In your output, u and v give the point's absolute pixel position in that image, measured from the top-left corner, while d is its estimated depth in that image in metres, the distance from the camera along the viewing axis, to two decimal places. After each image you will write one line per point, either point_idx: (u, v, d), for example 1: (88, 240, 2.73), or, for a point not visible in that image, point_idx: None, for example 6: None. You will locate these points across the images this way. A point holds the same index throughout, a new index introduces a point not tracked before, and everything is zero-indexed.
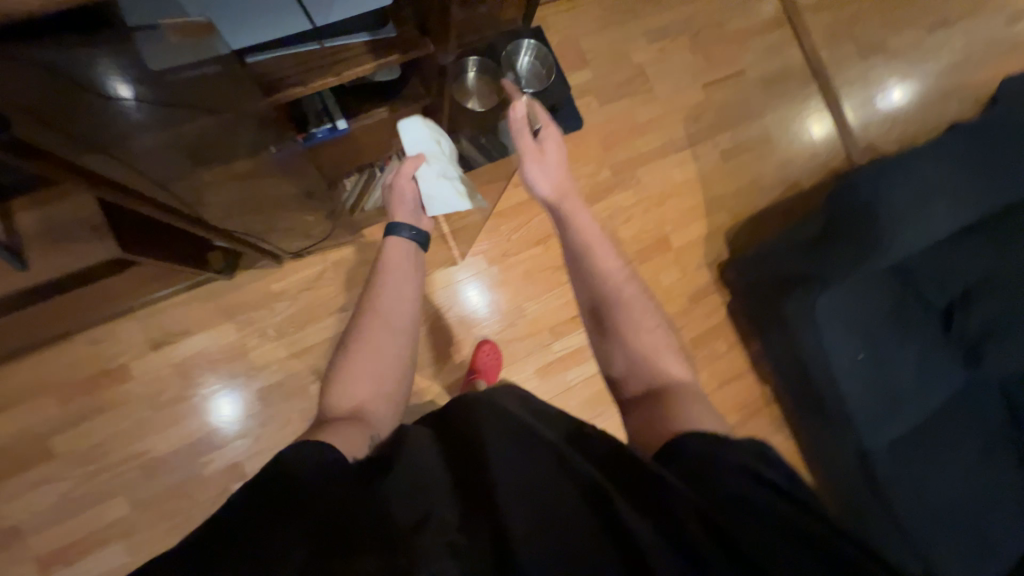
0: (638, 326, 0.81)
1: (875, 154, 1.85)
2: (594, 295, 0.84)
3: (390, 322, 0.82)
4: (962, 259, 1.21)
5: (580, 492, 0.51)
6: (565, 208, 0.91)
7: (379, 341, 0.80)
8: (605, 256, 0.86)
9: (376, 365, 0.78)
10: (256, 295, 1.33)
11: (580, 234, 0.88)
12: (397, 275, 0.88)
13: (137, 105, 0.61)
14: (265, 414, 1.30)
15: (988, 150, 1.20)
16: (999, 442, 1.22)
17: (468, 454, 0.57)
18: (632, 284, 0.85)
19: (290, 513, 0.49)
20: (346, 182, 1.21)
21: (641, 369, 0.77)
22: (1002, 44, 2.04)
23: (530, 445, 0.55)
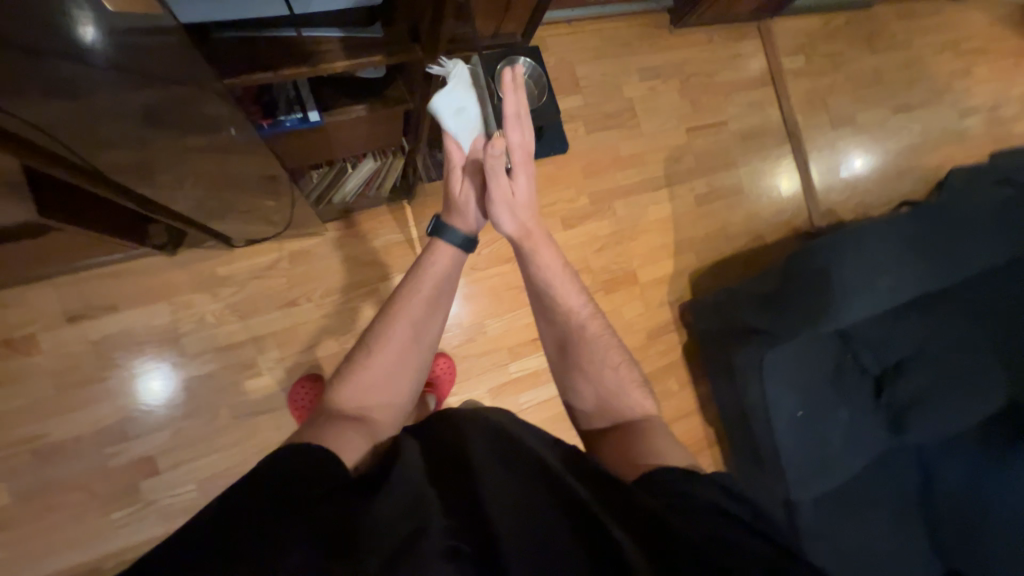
0: (602, 364, 0.80)
1: (833, 218, 1.97)
2: (560, 330, 0.83)
3: (417, 331, 0.78)
4: (898, 332, 1.30)
5: (568, 503, 0.52)
6: (528, 246, 0.84)
7: (402, 350, 0.76)
8: (570, 293, 0.84)
9: (390, 373, 0.75)
10: (199, 278, 1.24)
11: (541, 273, 0.84)
12: (433, 286, 0.82)
13: (96, 51, 0.51)
14: (191, 406, 1.21)
15: (932, 232, 1.28)
16: (909, 505, 1.31)
17: (456, 470, 0.57)
18: (599, 319, 0.83)
19: (260, 522, 0.46)
20: (312, 176, 1.12)
21: (603, 409, 0.77)
22: (953, 134, 2.23)
23: (517, 463, 0.57)
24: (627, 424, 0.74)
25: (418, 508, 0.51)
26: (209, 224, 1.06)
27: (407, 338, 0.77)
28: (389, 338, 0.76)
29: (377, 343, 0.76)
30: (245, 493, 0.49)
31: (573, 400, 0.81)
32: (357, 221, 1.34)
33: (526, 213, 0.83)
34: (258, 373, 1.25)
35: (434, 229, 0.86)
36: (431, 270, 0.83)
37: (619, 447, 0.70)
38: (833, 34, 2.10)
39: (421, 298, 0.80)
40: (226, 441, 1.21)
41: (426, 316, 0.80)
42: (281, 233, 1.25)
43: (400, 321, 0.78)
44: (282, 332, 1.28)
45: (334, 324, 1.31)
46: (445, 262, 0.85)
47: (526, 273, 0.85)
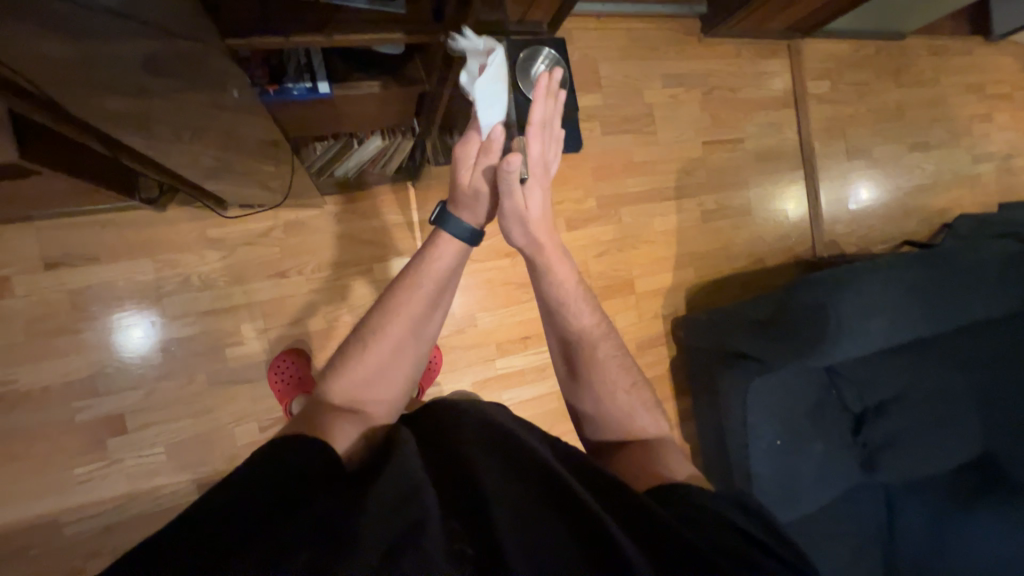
0: (613, 385, 0.75)
1: (835, 249, 1.96)
2: (568, 345, 0.78)
3: (415, 324, 0.73)
4: (888, 375, 1.30)
5: (568, 498, 0.52)
6: (540, 262, 0.76)
7: (399, 343, 0.71)
8: (582, 308, 0.78)
9: (388, 364, 0.71)
10: (188, 238, 1.20)
11: (554, 290, 0.77)
12: (435, 277, 0.74)
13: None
14: (167, 367, 1.18)
15: (937, 278, 1.27)
16: (873, 543, 1.33)
17: (456, 473, 0.56)
18: (611, 338, 0.79)
19: (255, 521, 0.44)
20: (315, 146, 1.05)
21: (609, 427, 0.74)
22: (964, 179, 2.23)
23: (512, 462, 0.57)
24: (634, 445, 0.71)
25: (413, 499, 0.50)
26: (202, 183, 1.01)
27: (405, 329, 0.72)
28: (385, 329, 0.71)
29: (373, 335, 0.71)
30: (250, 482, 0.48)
31: (580, 413, 0.77)
32: (358, 198, 1.30)
33: (541, 228, 0.73)
34: (239, 342, 1.23)
35: (438, 216, 0.74)
36: (434, 263, 0.74)
37: (623, 469, 0.67)
38: (861, 63, 2.06)
39: (421, 291, 0.73)
40: (199, 407, 1.19)
41: (426, 310, 0.73)
42: (279, 205, 1.20)
43: (397, 312, 0.72)
44: (269, 302, 1.25)
45: (323, 300, 1.29)
46: (450, 252, 0.74)
47: (536, 286, 0.78)
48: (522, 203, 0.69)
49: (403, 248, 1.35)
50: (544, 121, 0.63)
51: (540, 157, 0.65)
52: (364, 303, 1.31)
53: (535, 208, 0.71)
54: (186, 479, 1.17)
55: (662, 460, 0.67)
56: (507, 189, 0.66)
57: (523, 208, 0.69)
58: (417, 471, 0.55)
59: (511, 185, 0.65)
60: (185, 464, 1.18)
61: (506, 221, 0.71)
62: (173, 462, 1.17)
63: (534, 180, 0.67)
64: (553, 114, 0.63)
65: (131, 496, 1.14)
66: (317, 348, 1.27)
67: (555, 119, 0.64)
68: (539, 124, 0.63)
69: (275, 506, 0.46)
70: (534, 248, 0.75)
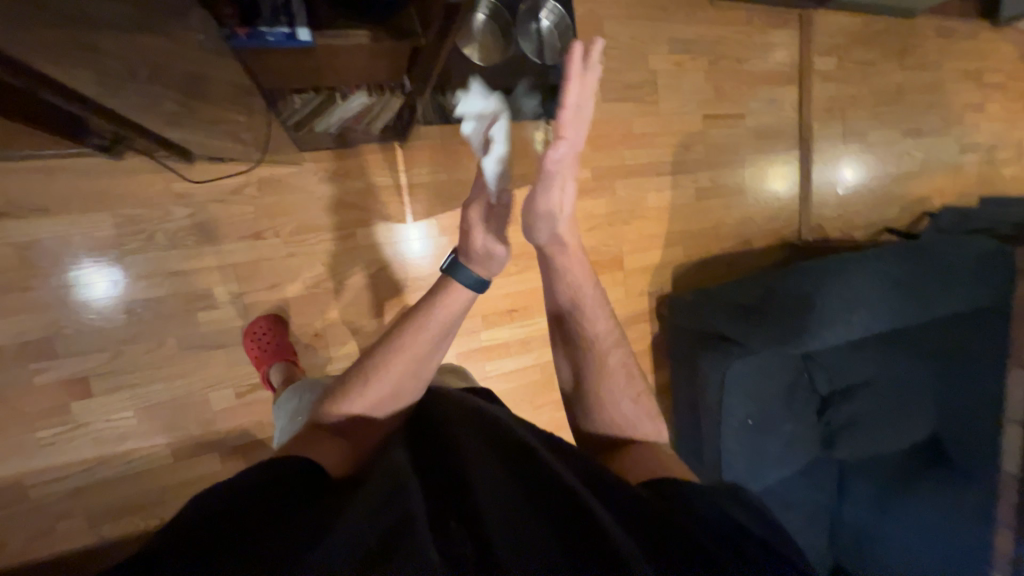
0: (620, 395, 0.73)
1: (820, 234, 1.98)
2: (577, 352, 0.75)
3: (415, 360, 0.68)
4: (858, 363, 1.36)
5: (553, 482, 0.51)
6: (558, 261, 0.69)
7: (398, 373, 0.68)
8: (598, 317, 0.74)
9: (386, 394, 0.68)
10: (151, 191, 1.10)
11: (570, 295, 0.72)
12: (440, 323, 0.69)
13: None
14: (133, 331, 1.12)
15: (919, 274, 1.31)
16: (820, 514, 1.44)
17: (446, 466, 0.56)
18: (623, 347, 0.75)
19: (248, 528, 0.45)
20: (294, 100, 0.95)
21: (608, 430, 0.73)
22: (950, 168, 2.25)
23: (497, 448, 0.58)
24: (629, 448, 0.70)
25: (395, 497, 0.49)
26: (163, 132, 0.92)
27: (404, 364, 0.68)
28: (386, 364, 0.68)
29: (374, 366, 0.68)
30: (245, 488, 0.51)
31: (580, 415, 0.76)
32: (340, 157, 1.22)
33: (566, 225, 0.65)
34: (212, 305, 1.17)
35: (447, 269, 0.68)
36: (439, 311, 0.68)
37: (623, 465, 0.67)
38: (870, 41, 1.99)
39: (428, 329, 0.68)
40: (170, 372, 1.15)
41: (430, 345, 0.69)
42: (256, 161, 1.14)
43: (400, 348, 0.68)
44: (243, 264, 1.18)
45: (301, 264, 1.22)
46: (457, 301, 0.69)
47: (551, 288, 0.73)
48: (557, 202, 0.60)
49: (387, 213, 1.29)
50: (579, 105, 0.51)
51: (576, 146, 0.54)
52: (345, 269, 1.26)
53: (567, 204, 0.62)
54: (159, 444, 1.15)
55: (663, 461, 0.66)
56: (546, 186, 0.57)
57: (557, 209, 0.61)
58: (404, 464, 0.56)
59: (551, 187, 0.57)
60: (157, 429, 1.14)
61: (534, 222, 0.63)
62: (144, 427, 1.13)
63: (568, 175, 0.58)
64: (589, 97, 0.51)
65: (100, 460, 1.11)
66: (296, 314, 1.23)
67: (591, 101, 0.52)
68: (572, 110, 0.50)
69: (267, 512, 0.48)
70: (556, 246, 0.68)
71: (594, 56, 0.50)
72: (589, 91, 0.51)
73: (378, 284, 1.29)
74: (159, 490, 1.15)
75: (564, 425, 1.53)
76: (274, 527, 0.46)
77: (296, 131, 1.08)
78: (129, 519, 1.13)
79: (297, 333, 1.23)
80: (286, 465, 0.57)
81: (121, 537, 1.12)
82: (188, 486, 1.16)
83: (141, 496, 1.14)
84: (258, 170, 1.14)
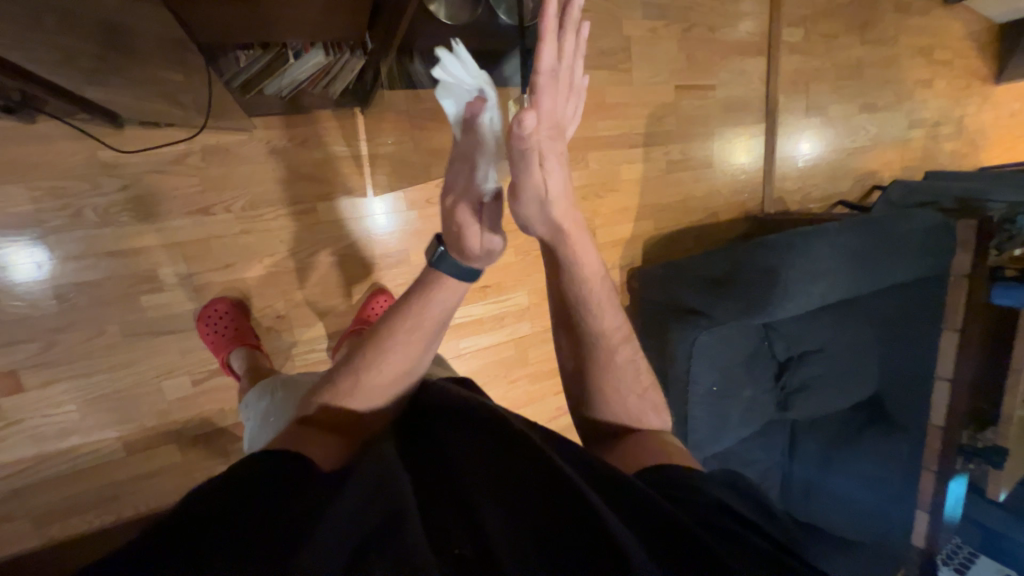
0: (626, 390, 0.73)
1: (781, 207, 2.05)
2: (583, 346, 0.74)
3: (413, 351, 0.69)
4: (817, 331, 1.43)
5: (549, 470, 0.51)
6: (562, 251, 0.66)
7: (394, 363, 0.68)
8: (606, 311, 0.72)
9: (381, 385, 0.68)
10: (73, 160, 0.97)
11: (577, 288, 0.70)
12: (436, 314, 0.69)
13: None
14: (66, 319, 1.01)
15: (873, 247, 1.38)
16: (774, 469, 1.55)
17: (442, 476, 0.55)
18: (631, 344, 0.74)
19: (221, 520, 0.43)
20: (237, 57, 0.87)
21: (610, 422, 0.74)
22: (899, 142, 2.37)
23: (488, 440, 0.57)
24: (631, 436, 0.71)
25: (389, 493, 0.48)
26: (80, 92, 0.80)
27: (402, 354, 0.68)
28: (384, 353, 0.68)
29: (373, 355, 0.68)
30: (226, 484, 0.47)
31: (584, 407, 0.76)
32: (295, 123, 1.12)
33: (562, 214, 0.60)
34: (158, 288, 1.07)
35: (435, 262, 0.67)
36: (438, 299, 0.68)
37: (622, 454, 0.67)
38: (834, 13, 2.01)
39: (417, 324, 0.68)
40: (114, 361, 1.05)
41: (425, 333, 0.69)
42: (197, 129, 1.02)
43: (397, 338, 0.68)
44: (191, 243, 1.08)
45: (257, 243, 1.14)
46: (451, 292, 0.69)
47: (554, 279, 0.71)
48: (539, 182, 0.54)
49: (350, 186, 1.20)
50: (555, 68, 0.47)
51: (554, 115, 0.50)
52: (307, 246, 1.18)
53: (556, 185, 0.55)
54: (108, 438, 1.07)
55: (662, 447, 0.67)
56: (525, 164, 0.51)
57: (542, 195, 0.56)
58: (397, 468, 0.54)
59: (531, 168, 0.52)
60: (104, 423, 1.06)
61: (519, 210, 0.58)
62: (89, 422, 1.05)
63: (552, 153, 0.52)
64: (565, 61, 0.50)
65: (41, 458, 1.02)
66: (254, 296, 1.15)
67: (566, 62, 0.50)
68: (548, 73, 0.47)
69: (251, 509, 0.45)
70: (556, 237, 0.63)
71: (572, 13, 0.47)
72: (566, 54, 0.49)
73: (344, 262, 1.22)
74: (111, 486, 1.07)
75: (538, 398, 1.55)
76: (259, 524, 0.43)
77: (243, 91, 0.97)
78: (80, 518, 1.06)
79: (258, 316, 1.16)
80: (268, 460, 0.53)
81: (73, 536, 1.05)
82: (146, 479, 1.10)
83: (91, 493, 1.06)
84: (199, 137, 1.02)
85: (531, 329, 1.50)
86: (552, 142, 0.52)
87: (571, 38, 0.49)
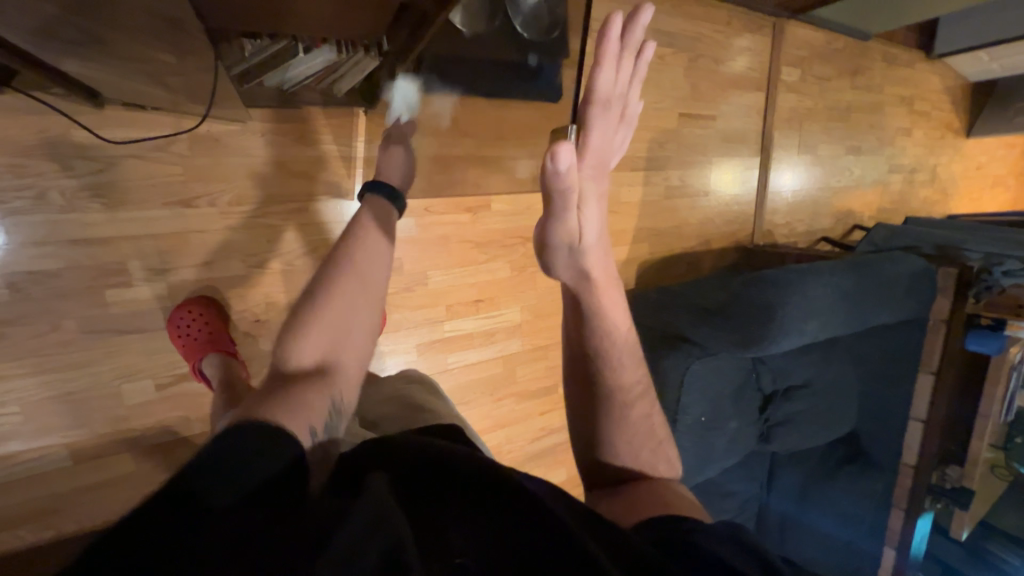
0: (640, 446, 0.70)
1: (770, 239, 2.09)
2: (598, 397, 0.71)
3: (363, 280, 0.69)
4: (803, 366, 1.45)
5: (544, 525, 0.47)
6: (586, 297, 0.69)
7: (350, 299, 0.66)
8: (627, 366, 0.71)
9: (341, 329, 0.64)
10: (43, 137, 0.89)
11: (598, 338, 0.71)
12: (373, 243, 0.73)
13: None
14: (17, 310, 0.91)
15: (863, 287, 1.41)
16: (753, 501, 1.55)
17: (433, 504, 0.49)
18: (648, 400, 0.73)
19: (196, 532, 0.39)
20: (242, 46, 0.80)
21: (619, 475, 0.69)
22: (880, 184, 2.47)
23: (466, 478, 0.51)
24: (635, 486, 0.67)
25: (381, 522, 0.43)
26: (56, 64, 0.74)
27: (354, 285, 0.68)
28: (330, 288, 0.66)
29: (321, 296, 0.65)
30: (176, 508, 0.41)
31: (595, 464, 0.71)
32: (291, 119, 1.07)
33: (587, 257, 0.65)
34: (126, 283, 0.99)
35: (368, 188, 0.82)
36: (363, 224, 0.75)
37: (625, 501, 0.65)
38: (830, 57, 2.09)
39: (361, 257, 0.70)
40: (68, 360, 0.96)
41: (369, 263, 0.71)
42: (201, 116, 0.96)
43: (342, 269, 0.69)
44: (167, 237, 1.00)
45: (242, 241, 1.06)
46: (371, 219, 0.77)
47: (574, 325, 0.72)
48: (575, 220, 0.61)
49: (343, 188, 1.15)
50: (609, 97, 0.55)
51: (599, 147, 0.57)
52: (295, 248, 1.12)
53: (589, 223, 0.63)
54: (54, 444, 0.96)
55: (663, 496, 0.64)
56: (563, 201, 0.57)
57: (576, 233, 0.63)
58: (386, 495, 0.47)
59: (570, 200, 0.57)
60: (50, 428, 0.96)
61: (552, 250, 0.65)
62: (33, 425, 0.95)
63: (588, 187, 0.60)
64: (620, 84, 0.54)
65: None
66: (233, 297, 1.07)
67: (620, 86, 0.54)
68: (600, 101, 0.54)
69: (214, 540, 0.39)
70: (581, 280, 0.68)
71: (635, 33, 0.52)
72: (623, 76, 0.53)
73: None
74: (53, 498, 0.97)
75: (523, 418, 1.50)
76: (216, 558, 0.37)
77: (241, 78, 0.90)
78: (11, 533, 0.94)
79: (235, 319, 1.08)
80: (235, 466, 0.46)
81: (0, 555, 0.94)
82: (94, 491, 1.00)
83: (28, 505, 0.95)
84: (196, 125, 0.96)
85: (521, 347, 1.46)
86: (598, 182, 0.61)
87: (633, 58, 0.53)
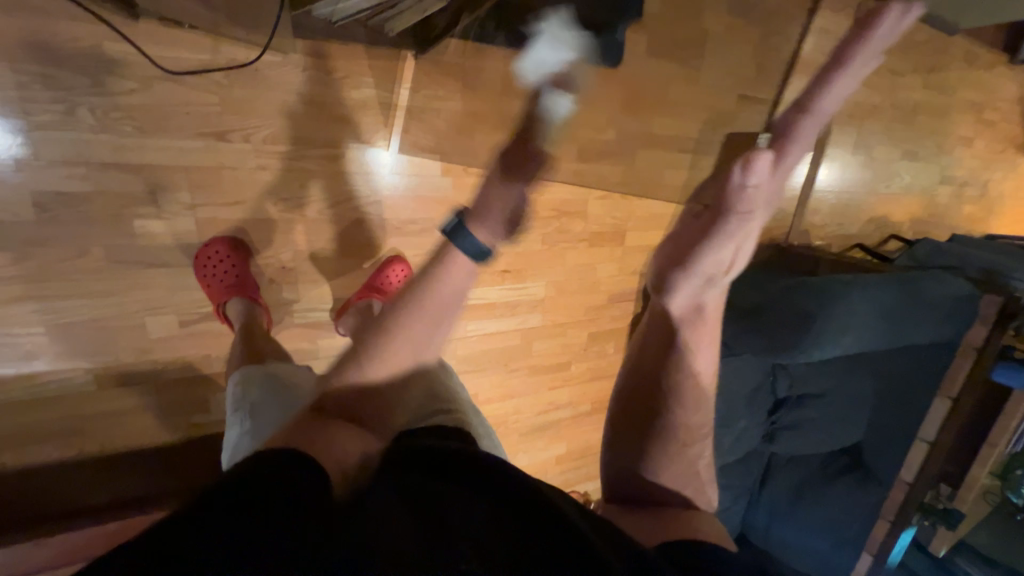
0: (683, 477, 0.65)
1: (806, 239, 2.02)
2: (657, 427, 0.66)
3: (427, 332, 0.58)
4: (824, 376, 1.45)
5: (556, 524, 0.47)
6: (689, 338, 0.67)
7: (410, 352, 0.58)
8: (696, 407, 0.66)
9: (390, 380, 0.58)
10: (76, 45, 0.84)
11: (679, 373, 0.67)
12: (454, 284, 0.59)
13: None
14: (45, 230, 0.89)
15: (901, 302, 1.39)
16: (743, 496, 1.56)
17: (432, 490, 0.50)
18: (707, 444, 0.68)
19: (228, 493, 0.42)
20: None
21: (657, 499, 0.63)
22: (928, 195, 2.34)
23: (467, 476, 0.52)
24: (667, 510, 0.61)
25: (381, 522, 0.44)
26: None
27: (416, 334, 0.58)
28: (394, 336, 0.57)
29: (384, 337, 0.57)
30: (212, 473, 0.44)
31: (628, 486, 0.66)
32: (337, 55, 0.99)
33: (712, 294, 0.66)
34: (154, 214, 0.95)
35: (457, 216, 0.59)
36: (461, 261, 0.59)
37: (652, 520, 0.59)
38: (907, 49, 1.93)
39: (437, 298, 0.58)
40: (95, 287, 0.94)
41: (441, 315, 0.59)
42: (258, 47, 0.93)
43: (413, 314, 0.58)
44: (197, 170, 0.96)
45: (274, 184, 1.02)
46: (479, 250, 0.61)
47: (651, 360, 0.69)
48: (731, 250, 0.65)
49: (382, 138, 1.08)
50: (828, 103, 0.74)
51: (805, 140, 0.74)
52: (326, 194, 1.06)
53: (739, 255, 0.66)
54: (80, 368, 0.97)
55: (691, 517, 0.60)
56: (741, 214, 0.63)
57: (723, 267, 0.65)
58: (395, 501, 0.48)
59: (743, 220, 0.63)
60: (76, 352, 0.96)
61: (678, 277, 0.66)
62: (60, 347, 0.95)
63: (766, 207, 0.65)
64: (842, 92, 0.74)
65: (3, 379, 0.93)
66: (262, 241, 1.04)
67: (833, 104, 0.76)
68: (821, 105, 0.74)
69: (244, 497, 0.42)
70: (696, 320, 0.67)
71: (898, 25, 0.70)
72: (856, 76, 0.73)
73: (366, 222, 1.11)
74: (79, 419, 0.99)
75: (534, 391, 1.51)
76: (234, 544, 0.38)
77: None
78: (34, 447, 0.96)
79: (262, 265, 1.05)
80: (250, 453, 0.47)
81: (26, 467, 0.96)
82: (116, 417, 1.01)
83: (52, 424, 0.97)
84: (257, 56, 0.92)
85: (542, 322, 1.44)
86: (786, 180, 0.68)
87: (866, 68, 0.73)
